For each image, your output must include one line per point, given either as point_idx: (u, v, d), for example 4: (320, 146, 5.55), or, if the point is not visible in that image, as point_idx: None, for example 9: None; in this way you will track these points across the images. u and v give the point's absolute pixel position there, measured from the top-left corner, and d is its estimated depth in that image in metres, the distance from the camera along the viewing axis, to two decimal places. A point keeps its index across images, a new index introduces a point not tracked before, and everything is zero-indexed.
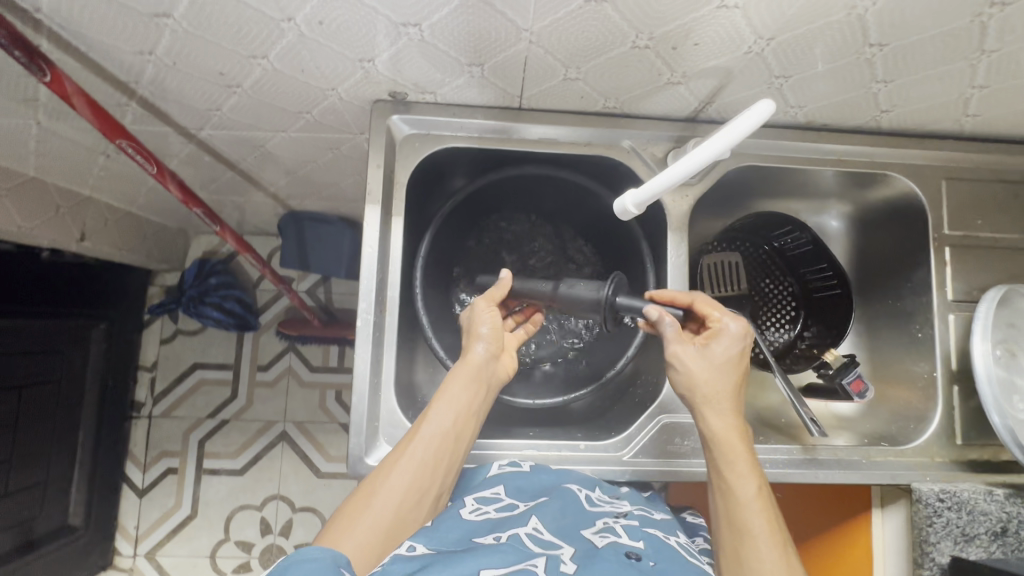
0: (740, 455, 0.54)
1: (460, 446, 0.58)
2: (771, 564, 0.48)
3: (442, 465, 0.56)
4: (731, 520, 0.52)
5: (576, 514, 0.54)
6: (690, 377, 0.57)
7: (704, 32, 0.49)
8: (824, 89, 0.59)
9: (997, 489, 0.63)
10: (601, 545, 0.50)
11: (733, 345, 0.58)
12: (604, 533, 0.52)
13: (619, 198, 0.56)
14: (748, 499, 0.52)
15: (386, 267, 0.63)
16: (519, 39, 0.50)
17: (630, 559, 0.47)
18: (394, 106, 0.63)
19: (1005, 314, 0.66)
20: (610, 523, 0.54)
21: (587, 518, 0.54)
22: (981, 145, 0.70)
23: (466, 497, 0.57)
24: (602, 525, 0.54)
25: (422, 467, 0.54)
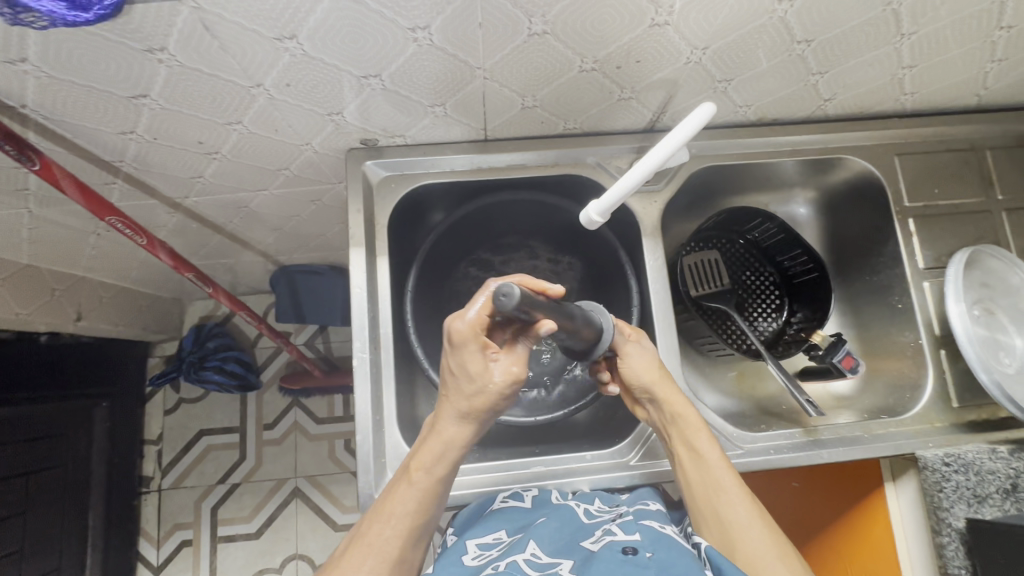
0: (694, 430, 0.61)
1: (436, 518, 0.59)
2: (742, 508, 0.58)
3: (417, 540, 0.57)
4: (705, 489, 0.60)
5: (574, 529, 0.57)
6: (644, 366, 0.63)
7: (644, 50, 0.53)
8: (765, 87, 0.63)
9: (1001, 446, 0.64)
10: (599, 548, 0.53)
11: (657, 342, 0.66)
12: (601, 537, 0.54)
13: (583, 210, 0.59)
14: (713, 465, 0.60)
15: (375, 305, 0.65)
16: (474, 76, 0.54)
17: (627, 555, 0.50)
18: (367, 153, 0.67)
19: (976, 275, 0.69)
20: (608, 527, 0.56)
21: (586, 531, 0.57)
22: (924, 119, 0.74)
23: (468, 542, 0.58)
24: (601, 531, 0.56)
25: (398, 556, 0.55)
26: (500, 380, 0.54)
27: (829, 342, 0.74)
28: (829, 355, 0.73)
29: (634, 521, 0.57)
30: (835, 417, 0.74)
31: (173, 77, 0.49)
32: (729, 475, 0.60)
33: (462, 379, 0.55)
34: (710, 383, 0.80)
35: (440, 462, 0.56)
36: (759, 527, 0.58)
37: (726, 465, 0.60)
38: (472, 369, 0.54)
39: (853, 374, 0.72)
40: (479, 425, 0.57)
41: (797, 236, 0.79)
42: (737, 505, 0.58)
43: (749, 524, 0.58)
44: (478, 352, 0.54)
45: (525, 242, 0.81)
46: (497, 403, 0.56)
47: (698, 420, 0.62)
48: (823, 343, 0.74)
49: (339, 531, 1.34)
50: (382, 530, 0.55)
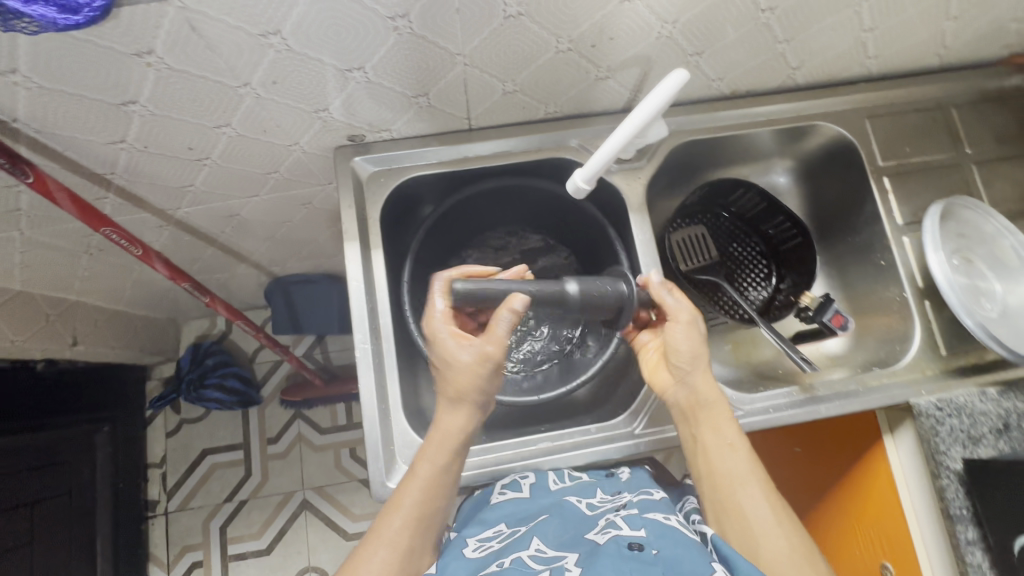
0: (724, 422, 0.61)
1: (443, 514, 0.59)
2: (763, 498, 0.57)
3: (426, 534, 0.57)
4: (728, 480, 0.59)
5: (578, 524, 0.57)
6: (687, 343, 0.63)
7: (616, 26, 0.55)
8: (736, 58, 0.66)
9: (989, 388, 0.67)
10: (604, 542, 0.52)
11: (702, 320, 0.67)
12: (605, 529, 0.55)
13: (570, 179, 0.62)
14: (737, 454, 0.60)
15: (373, 297, 0.66)
16: (455, 63, 0.56)
17: (633, 551, 0.50)
18: (355, 149, 0.69)
19: (952, 227, 0.71)
20: (612, 519, 0.56)
21: (590, 523, 0.57)
22: (890, 82, 0.77)
23: (469, 536, 0.59)
24: (605, 523, 0.56)
25: (407, 552, 0.55)
26: (469, 362, 0.56)
27: (818, 302, 0.76)
28: (819, 316, 0.75)
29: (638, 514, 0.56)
30: (829, 374, 0.76)
31: (162, 81, 0.50)
32: (755, 466, 0.59)
33: (441, 360, 0.58)
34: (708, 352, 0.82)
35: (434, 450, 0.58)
36: (782, 522, 0.56)
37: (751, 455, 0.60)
38: (444, 352, 0.58)
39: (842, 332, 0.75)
40: (471, 412, 0.59)
41: (779, 204, 0.81)
42: (760, 497, 0.57)
43: (771, 519, 0.56)
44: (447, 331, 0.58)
45: (517, 228, 0.82)
46: (475, 384, 0.57)
47: (726, 413, 0.62)
48: (812, 304, 0.76)
49: (351, 540, 1.33)
50: (392, 521, 0.56)
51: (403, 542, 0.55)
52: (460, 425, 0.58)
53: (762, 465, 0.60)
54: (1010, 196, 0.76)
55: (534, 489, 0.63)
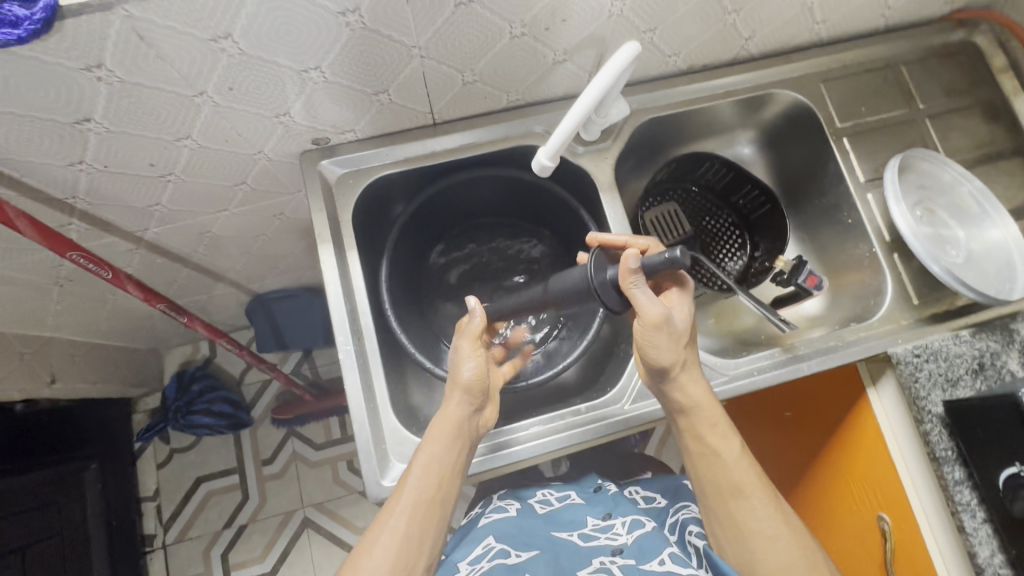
0: (718, 432, 0.65)
1: (447, 503, 0.59)
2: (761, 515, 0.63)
3: (432, 520, 0.58)
4: (721, 493, 0.65)
5: (568, 547, 0.86)
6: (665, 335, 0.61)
7: (567, 7, 0.56)
8: (689, 32, 0.67)
9: (962, 330, 0.68)
10: None
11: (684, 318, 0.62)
12: (596, 571, 0.77)
13: (534, 158, 0.61)
14: (734, 466, 0.64)
15: (352, 298, 0.66)
16: (412, 56, 0.56)
17: None
18: (321, 153, 0.68)
19: (913, 180, 0.73)
20: (604, 562, 0.80)
21: (583, 557, 0.82)
22: (840, 46, 0.79)
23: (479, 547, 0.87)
24: (597, 561, 0.81)
25: (406, 540, 0.56)
26: (471, 360, 0.62)
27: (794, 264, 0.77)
28: (794, 277, 0.76)
29: (632, 564, 0.79)
30: (808, 335, 0.77)
31: (115, 95, 0.50)
32: (756, 478, 0.64)
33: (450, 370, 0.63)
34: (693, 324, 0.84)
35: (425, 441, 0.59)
36: (784, 533, 0.62)
37: (748, 465, 0.65)
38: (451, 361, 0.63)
39: (817, 292, 0.76)
40: (463, 400, 0.61)
41: (745, 173, 0.83)
42: (764, 509, 0.63)
43: (776, 532, 0.62)
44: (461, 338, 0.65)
45: (492, 219, 0.83)
46: (473, 380, 0.61)
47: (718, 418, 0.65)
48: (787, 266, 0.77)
49: None
50: (396, 507, 0.57)
51: (400, 530, 0.56)
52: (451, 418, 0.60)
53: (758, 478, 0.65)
54: (965, 146, 0.78)
55: (522, 513, 0.95)
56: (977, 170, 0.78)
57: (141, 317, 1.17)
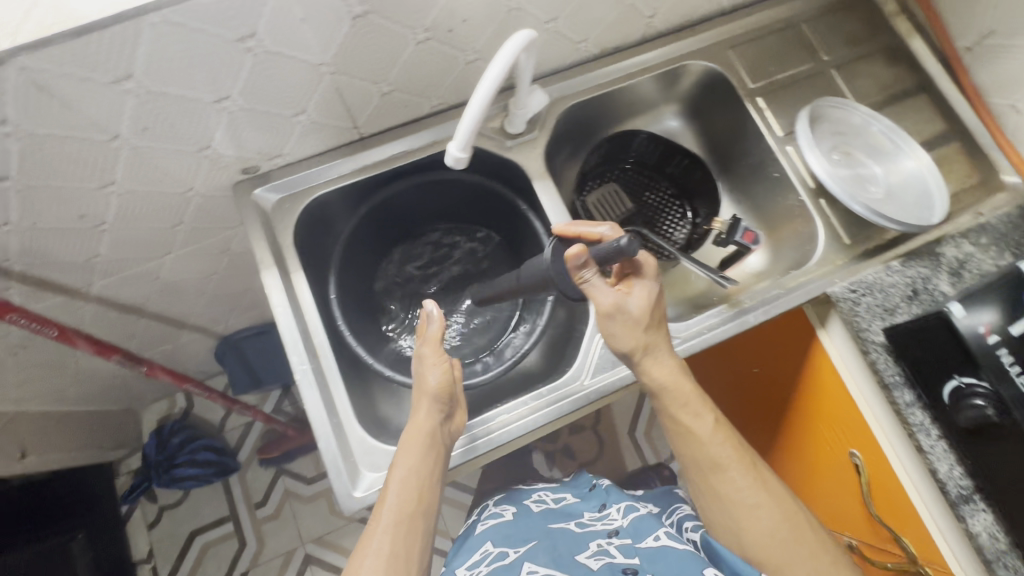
0: (692, 412, 0.67)
1: (429, 514, 0.59)
2: (741, 484, 0.65)
3: (416, 532, 0.57)
4: (704, 469, 0.67)
5: (568, 535, 0.87)
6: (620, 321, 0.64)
7: (464, 8, 0.58)
8: (592, 17, 0.69)
9: (893, 261, 0.72)
10: (597, 563, 0.76)
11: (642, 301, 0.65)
12: (594, 553, 0.79)
13: (447, 151, 0.57)
14: (710, 442, 0.66)
15: (303, 318, 0.66)
16: (322, 74, 0.58)
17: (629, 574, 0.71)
18: (253, 182, 0.69)
19: (826, 128, 0.77)
20: (602, 544, 0.82)
21: (582, 542, 0.84)
22: (742, 12, 0.83)
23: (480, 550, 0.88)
24: (596, 545, 0.82)
25: (393, 559, 0.55)
26: (433, 366, 0.63)
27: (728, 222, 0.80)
28: (733, 235, 0.79)
29: (629, 543, 0.80)
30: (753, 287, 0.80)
31: (28, 150, 0.50)
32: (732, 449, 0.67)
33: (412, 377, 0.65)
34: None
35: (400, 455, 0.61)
36: (764, 499, 0.65)
37: (724, 438, 0.67)
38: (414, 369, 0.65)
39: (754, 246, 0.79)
40: (433, 408, 0.62)
41: (673, 143, 0.87)
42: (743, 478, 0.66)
43: (757, 498, 0.65)
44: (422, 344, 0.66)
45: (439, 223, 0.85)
46: (437, 387, 0.62)
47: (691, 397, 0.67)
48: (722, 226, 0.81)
49: None
50: (379, 525, 0.57)
51: (385, 548, 0.55)
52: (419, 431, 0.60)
53: (734, 448, 0.67)
54: (872, 90, 0.82)
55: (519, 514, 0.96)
56: (886, 111, 0.82)
57: (108, 376, 1.15)
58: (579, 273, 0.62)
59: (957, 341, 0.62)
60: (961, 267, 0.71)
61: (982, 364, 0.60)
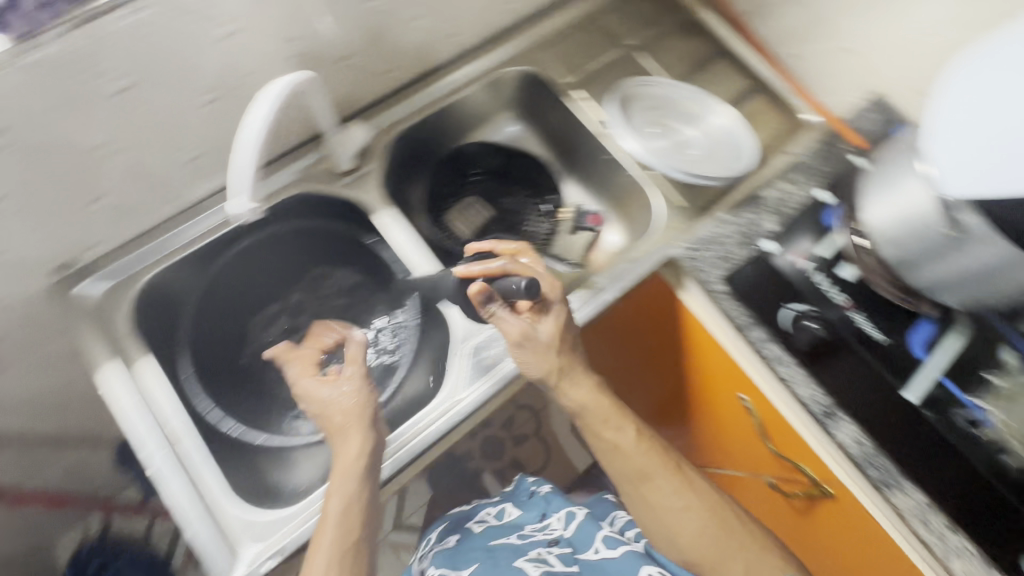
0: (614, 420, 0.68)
1: (369, 539, 0.57)
2: (667, 486, 0.68)
3: (356, 554, 0.55)
4: (632, 479, 0.69)
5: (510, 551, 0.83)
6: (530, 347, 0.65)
7: (239, 60, 0.59)
8: (387, 46, 0.72)
9: (722, 214, 0.75)
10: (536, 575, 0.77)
11: (551, 325, 0.65)
12: (531, 562, 0.79)
13: (235, 204, 0.56)
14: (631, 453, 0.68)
15: (153, 404, 0.63)
16: (104, 151, 0.57)
17: None
18: (75, 275, 0.67)
19: (641, 104, 0.83)
20: (543, 553, 0.82)
21: (521, 551, 0.82)
22: (545, 15, 0.88)
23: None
24: (538, 555, 0.81)
25: None
26: (345, 394, 0.61)
27: (575, 214, 0.88)
28: (581, 224, 0.87)
29: (570, 553, 0.82)
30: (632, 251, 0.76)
31: None
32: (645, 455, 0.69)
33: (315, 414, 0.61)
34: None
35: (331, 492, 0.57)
36: (694, 502, 0.69)
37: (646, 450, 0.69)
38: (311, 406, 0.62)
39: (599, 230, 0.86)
40: (364, 433, 0.59)
41: (518, 152, 0.91)
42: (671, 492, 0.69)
43: (688, 502, 0.69)
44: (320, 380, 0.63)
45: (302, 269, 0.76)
46: (354, 411, 0.60)
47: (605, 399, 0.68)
48: (569, 218, 0.88)
49: None
50: (317, 562, 0.53)
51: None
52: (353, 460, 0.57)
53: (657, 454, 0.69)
54: (677, 62, 0.89)
55: (459, 540, 0.87)
56: (695, 78, 0.88)
57: None
58: (487, 308, 0.65)
59: (778, 273, 0.69)
60: (782, 206, 0.75)
61: (804, 290, 0.67)
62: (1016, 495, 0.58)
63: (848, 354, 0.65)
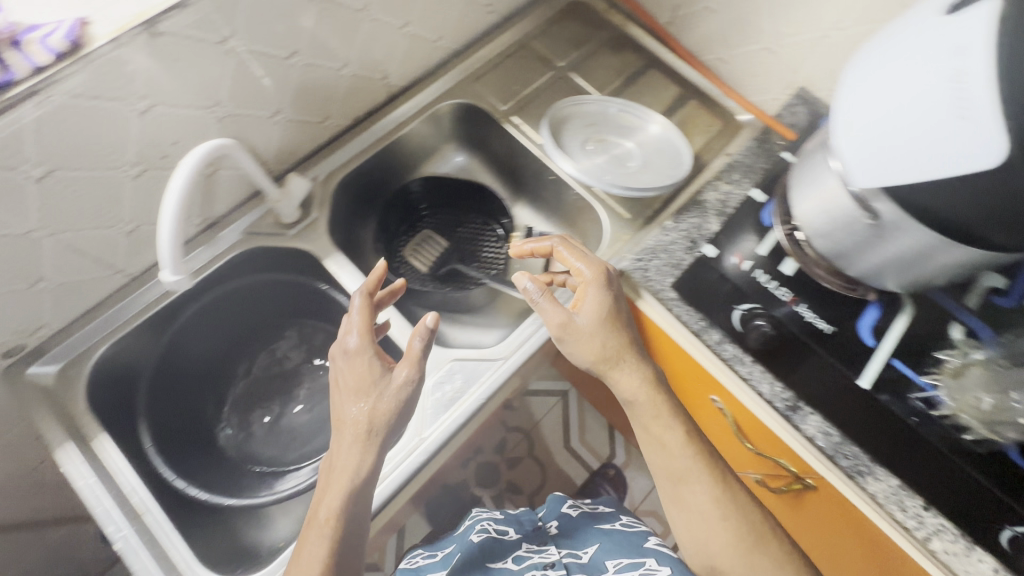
0: (627, 370, 0.63)
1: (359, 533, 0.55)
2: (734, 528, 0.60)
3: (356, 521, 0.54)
4: (710, 523, 0.61)
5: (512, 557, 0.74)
6: (558, 322, 0.63)
7: (168, 132, 0.59)
8: (314, 99, 0.72)
9: (667, 222, 0.76)
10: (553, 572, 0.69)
11: (598, 288, 0.64)
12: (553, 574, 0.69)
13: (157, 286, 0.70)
14: (675, 451, 0.62)
15: (114, 482, 0.62)
16: (37, 240, 0.57)
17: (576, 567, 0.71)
18: (25, 362, 0.66)
19: (579, 122, 0.84)
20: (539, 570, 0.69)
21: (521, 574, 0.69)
22: (475, 46, 0.89)
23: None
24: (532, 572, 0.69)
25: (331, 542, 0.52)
26: (361, 403, 0.56)
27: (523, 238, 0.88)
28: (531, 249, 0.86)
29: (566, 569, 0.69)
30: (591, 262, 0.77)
31: None
32: (681, 457, 0.62)
33: (361, 399, 0.56)
34: (488, 323, 0.87)
35: (335, 470, 0.55)
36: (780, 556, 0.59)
37: (691, 449, 0.62)
38: (344, 388, 0.58)
39: None
40: (367, 445, 0.55)
41: (469, 183, 0.89)
42: None
43: (711, 506, 0.61)
44: (379, 382, 0.57)
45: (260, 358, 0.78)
46: (364, 424, 0.55)
47: (612, 324, 0.64)
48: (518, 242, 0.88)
49: None
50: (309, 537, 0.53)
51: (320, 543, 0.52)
52: (381, 441, 0.56)
53: (737, 512, 0.60)
54: (610, 77, 0.90)
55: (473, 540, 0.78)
56: (627, 90, 0.89)
57: None
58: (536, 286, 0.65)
59: (733, 278, 0.69)
60: (724, 207, 0.76)
61: (747, 289, 0.68)
62: (989, 478, 0.59)
63: (796, 345, 0.65)
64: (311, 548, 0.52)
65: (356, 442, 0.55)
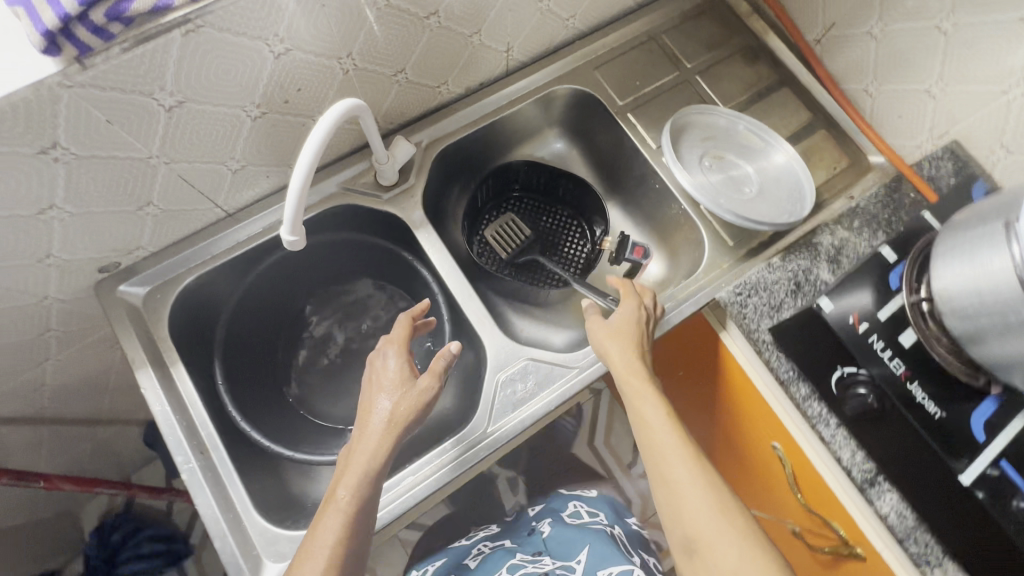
0: (626, 346, 0.63)
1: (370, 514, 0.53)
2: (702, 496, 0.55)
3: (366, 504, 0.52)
4: (670, 483, 0.57)
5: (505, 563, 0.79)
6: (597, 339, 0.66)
7: (297, 77, 0.57)
8: (436, 63, 0.69)
9: (774, 258, 0.72)
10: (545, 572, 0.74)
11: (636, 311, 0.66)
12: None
13: (247, 227, 0.69)
14: (657, 429, 0.59)
15: (186, 413, 0.63)
16: (153, 165, 0.56)
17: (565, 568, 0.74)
18: (115, 279, 0.66)
19: (698, 134, 0.80)
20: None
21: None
22: (603, 31, 0.84)
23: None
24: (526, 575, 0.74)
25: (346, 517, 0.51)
26: (386, 393, 0.56)
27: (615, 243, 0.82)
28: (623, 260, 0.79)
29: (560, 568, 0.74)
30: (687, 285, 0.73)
31: None
32: (662, 428, 0.59)
33: (387, 386, 0.57)
34: (559, 323, 0.84)
35: (355, 455, 0.53)
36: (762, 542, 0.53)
37: (674, 427, 0.59)
38: (374, 379, 0.58)
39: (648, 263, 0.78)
40: (388, 435, 0.54)
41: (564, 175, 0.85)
42: None
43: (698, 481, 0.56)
44: (412, 380, 0.57)
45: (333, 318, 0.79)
46: (392, 420, 0.55)
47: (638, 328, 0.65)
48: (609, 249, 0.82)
49: None
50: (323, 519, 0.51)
51: (334, 516, 0.51)
52: (402, 431, 0.55)
53: (706, 474, 0.57)
54: (739, 89, 0.84)
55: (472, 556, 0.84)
56: (755, 107, 0.83)
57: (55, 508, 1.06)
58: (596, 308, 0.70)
59: (846, 335, 0.65)
60: (838, 255, 0.71)
61: (856, 352, 0.64)
62: None
63: (894, 419, 0.62)
64: (322, 533, 0.50)
65: (383, 427, 0.54)
